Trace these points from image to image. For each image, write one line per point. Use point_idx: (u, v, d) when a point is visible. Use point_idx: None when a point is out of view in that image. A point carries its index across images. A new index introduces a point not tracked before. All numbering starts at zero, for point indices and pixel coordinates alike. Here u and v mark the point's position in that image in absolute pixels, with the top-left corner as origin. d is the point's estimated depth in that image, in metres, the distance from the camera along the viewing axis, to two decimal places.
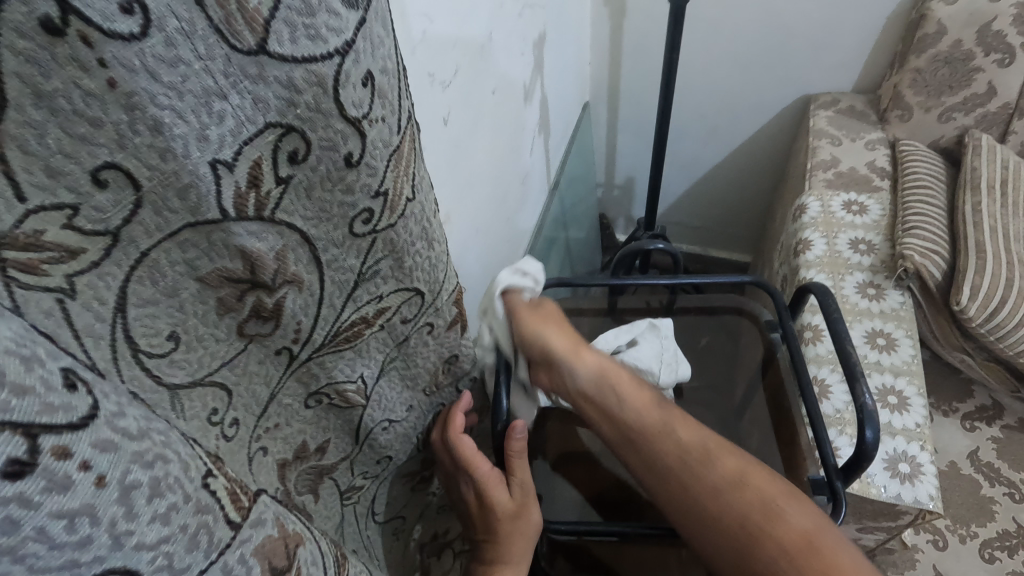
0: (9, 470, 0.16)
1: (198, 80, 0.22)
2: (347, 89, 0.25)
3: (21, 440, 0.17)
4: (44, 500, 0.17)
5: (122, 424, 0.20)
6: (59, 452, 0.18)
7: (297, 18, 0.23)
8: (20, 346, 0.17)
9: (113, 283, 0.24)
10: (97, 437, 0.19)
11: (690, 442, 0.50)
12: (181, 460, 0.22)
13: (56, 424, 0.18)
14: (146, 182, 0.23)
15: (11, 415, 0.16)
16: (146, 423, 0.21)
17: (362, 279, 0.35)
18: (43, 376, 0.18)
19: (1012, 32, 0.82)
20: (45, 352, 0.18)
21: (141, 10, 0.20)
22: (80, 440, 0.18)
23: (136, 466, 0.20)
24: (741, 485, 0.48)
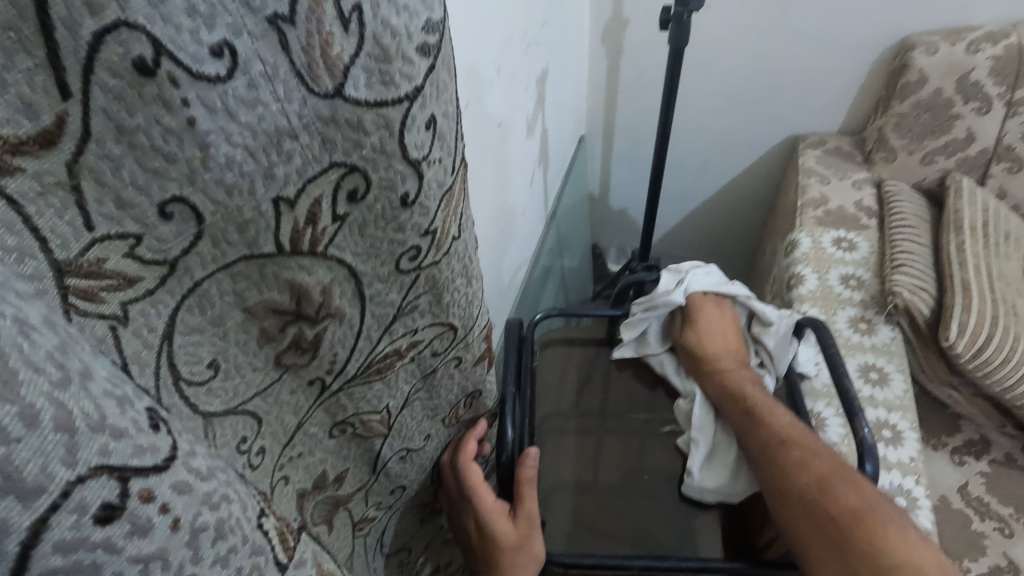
0: (101, 513, 0.16)
1: (273, 120, 0.22)
2: (413, 132, 0.25)
3: (114, 484, 0.16)
4: (126, 544, 0.16)
5: (195, 463, 0.19)
6: (144, 495, 0.17)
7: (375, 64, 0.23)
8: (114, 388, 0.17)
9: (163, 311, 0.25)
10: (177, 478, 0.18)
11: (784, 431, 0.60)
12: (241, 500, 0.21)
13: (144, 467, 0.17)
14: (209, 216, 0.24)
15: (109, 458, 0.16)
16: (212, 463, 0.20)
17: (401, 314, 0.35)
18: (134, 418, 0.17)
19: (988, 83, 0.87)
20: (133, 392, 0.18)
21: (230, 54, 0.20)
22: (163, 480, 0.18)
23: (206, 509, 0.19)
24: (814, 473, 0.54)
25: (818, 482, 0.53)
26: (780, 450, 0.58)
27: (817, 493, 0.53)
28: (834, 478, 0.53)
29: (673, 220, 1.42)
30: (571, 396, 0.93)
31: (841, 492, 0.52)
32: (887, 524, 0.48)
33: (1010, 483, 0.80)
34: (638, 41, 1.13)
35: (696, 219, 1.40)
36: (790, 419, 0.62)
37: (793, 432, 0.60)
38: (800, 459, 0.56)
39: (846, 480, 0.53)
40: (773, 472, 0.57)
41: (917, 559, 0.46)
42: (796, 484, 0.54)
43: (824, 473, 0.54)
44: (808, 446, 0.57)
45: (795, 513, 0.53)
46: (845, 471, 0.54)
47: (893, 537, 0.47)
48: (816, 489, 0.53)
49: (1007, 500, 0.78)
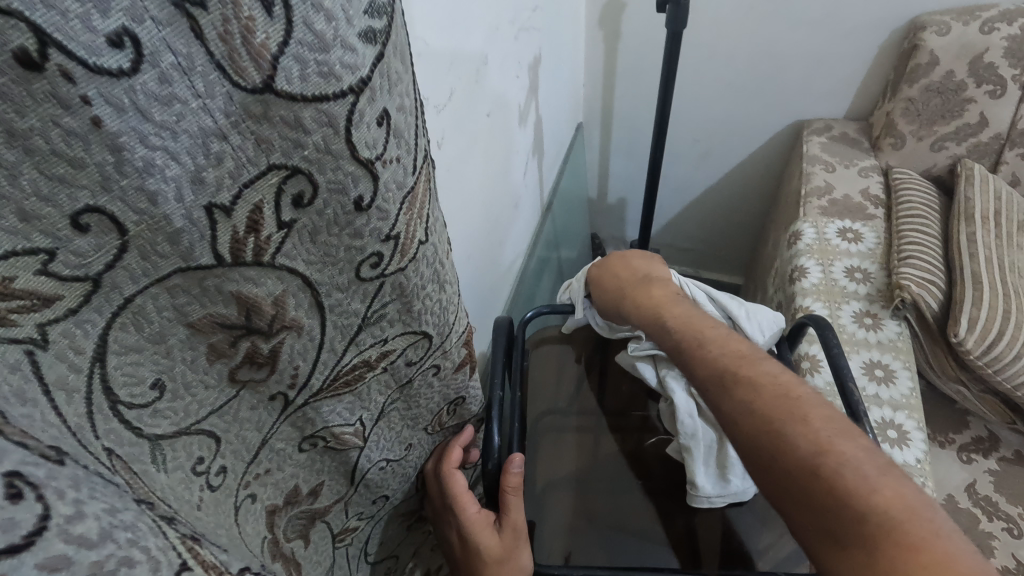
0: None
1: (195, 119, 0.19)
2: (362, 130, 0.23)
3: None
4: None
5: (77, 530, 0.18)
6: None
7: (309, 54, 0.19)
8: None
9: (92, 330, 0.22)
10: (45, 555, 0.17)
11: (734, 351, 0.49)
12: (151, 561, 0.20)
13: None
14: (133, 226, 0.21)
15: None
16: (110, 520, 0.19)
17: (367, 324, 0.32)
18: None
19: (1003, 64, 0.83)
20: None
21: (133, 44, 0.17)
22: (24, 563, 0.16)
23: None
24: (770, 395, 0.42)
25: (757, 424, 0.41)
26: (716, 387, 0.46)
27: (771, 420, 0.41)
28: (779, 412, 0.41)
29: (673, 209, 1.39)
30: (567, 392, 0.91)
31: (787, 432, 0.40)
32: (844, 465, 0.37)
33: (1020, 482, 0.77)
34: (636, 23, 1.08)
35: (698, 207, 1.36)
36: (726, 344, 0.50)
37: (732, 361, 0.47)
38: (738, 397, 0.44)
39: (789, 414, 0.41)
40: (718, 418, 0.45)
41: (882, 505, 0.34)
42: (740, 434, 0.42)
43: (780, 397, 0.42)
44: (742, 376, 0.45)
45: (752, 469, 0.41)
46: (794, 398, 0.42)
47: (852, 481, 0.36)
48: (770, 415, 0.41)
49: (1016, 500, 0.76)
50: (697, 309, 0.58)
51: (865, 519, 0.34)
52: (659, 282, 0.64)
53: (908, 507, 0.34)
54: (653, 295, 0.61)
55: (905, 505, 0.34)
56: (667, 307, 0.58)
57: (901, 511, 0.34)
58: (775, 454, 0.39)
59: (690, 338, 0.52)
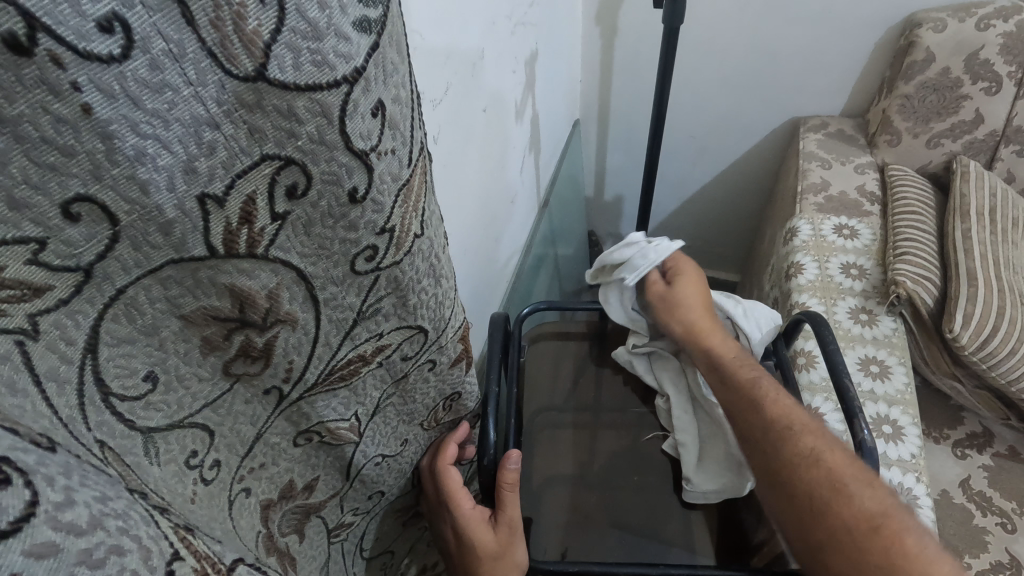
0: None
1: (187, 108, 0.19)
2: (356, 120, 0.22)
3: None
4: None
5: (66, 518, 0.18)
6: None
7: (303, 42, 0.19)
8: None
9: (84, 321, 0.22)
10: (34, 541, 0.17)
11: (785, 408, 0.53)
12: (142, 550, 0.20)
13: None
14: (125, 216, 0.21)
15: None
16: (101, 509, 0.19)
17: (362, 318, 0.32)
18: None
19: (999, 61, 0.83)
20: None
21: (123, 30, 0.17)
22: (11, 548, 0.16)
23: (82, 568, 0.18)
24: (829, 460, 0.48)
25: (826, 481, 0.46)
26: (782, 439, 0.50)
27: (832, 487, 0.46)
28: (843, 478, 0.46)
29: (670, 206, 1.39)
30: (564, 389, 0.91)
31: (856, 495, 0.45)
32: (906, 533, 0.43)
33: (1014, 477, 0.78)
34: (633, 20, 1.08)
35: (695, 204, 1.36)
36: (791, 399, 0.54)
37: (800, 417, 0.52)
38: (799, 457, 0.48)
39: (849, 481, 0.46)
40: (776, 467, 0.49)
41: (937, 574, 0.40)
42: (802, 487, 0.47)
43: (835, 463, 0.47)
44: (799, 435, 0.50)
45: (800, 518, 0.46)
46: (859, 467, 0.48)
47: (914, 549, 0.42)
48: (830, 483, 0.46)
49: (1010, 495, 0.76)
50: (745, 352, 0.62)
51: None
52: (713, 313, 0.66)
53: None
54: (711, 328, 0.63)
55: (957, 575, 0.41)
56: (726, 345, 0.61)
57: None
58: (836, 519, 0.44)
59: (752, 382, 0.56)
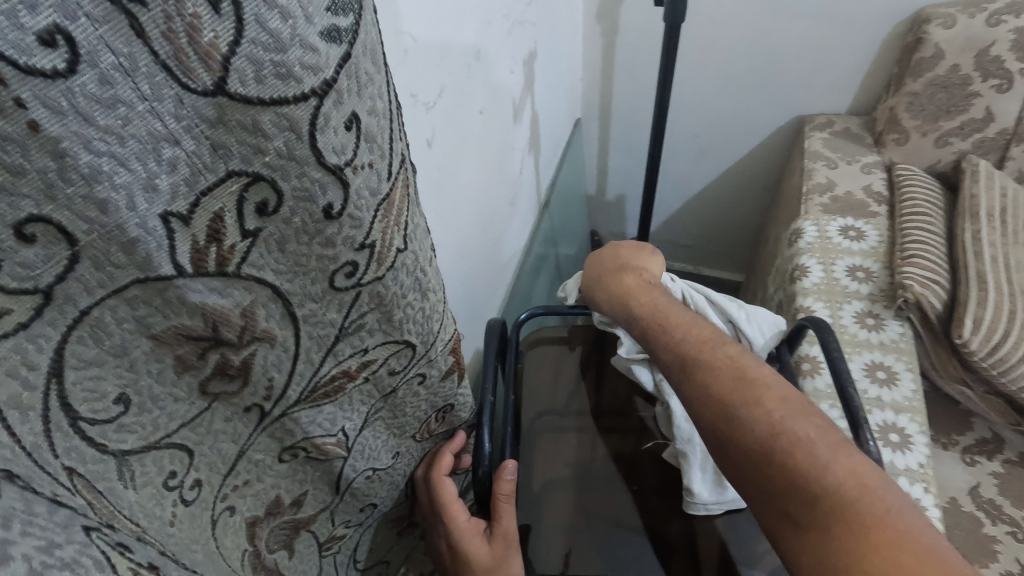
0: None
1: (143, 123, 0.18)
2: (327, 134, 0.21)
3: None
4: None
5: None
6: None
7: (264, 54, 0.18)
8: None
9: (46, 345, 0.21)
10: None
11: (684, 343, 0.50)
12: None
13: None
14: (83, 236, 0.20)
15: None
16: None
17: (344, 334, 0.31)
18: None
19: (1011, 58, 0.81)
20: None
21: (67, 43, 0.16)
22: None
23: None
24: (717, 393, 0.44)
25: (719, 412, 0.43)
26: (684, 382, 0.47)
27: (726, 423, 0.42)
28: (733, 400, 0.42)
29: (674, 206, 1.37)
30: (564, 393, 0.90)
31: (745, 419, 0.41)
32: (798, 447, 0.38)
33: None
34: (634, 17, 1.07)
35: (699, 204, 1.34)
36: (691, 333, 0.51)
37: (698, 351, 0.48)
38: (699, 394, 0.45)
39: (746, 402, 0.42)
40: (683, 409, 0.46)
41: (834, 485, 0.36)
42: (705, 427, 0.44)
43: (724, 392, 0.43)
44: (698, 369, 0.47)
45: (718, 460, 0.43)
46: (757, 384, 0.43)
47: (806, 464, 0.37)
48: (722, 420, 0.42)
49: (1020, 504, 0.74)
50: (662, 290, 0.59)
51: (819, 503, 0.36)
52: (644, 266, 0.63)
53: (859, 483, 0.36)
54: (618, 281, 0.61)
55: (856, 481, 0.36)
56: (635, 295, 0.59)
57: (852, 487, 0.36)
58: (735, 452, 0.41)
59: (657, 325, 0.54)
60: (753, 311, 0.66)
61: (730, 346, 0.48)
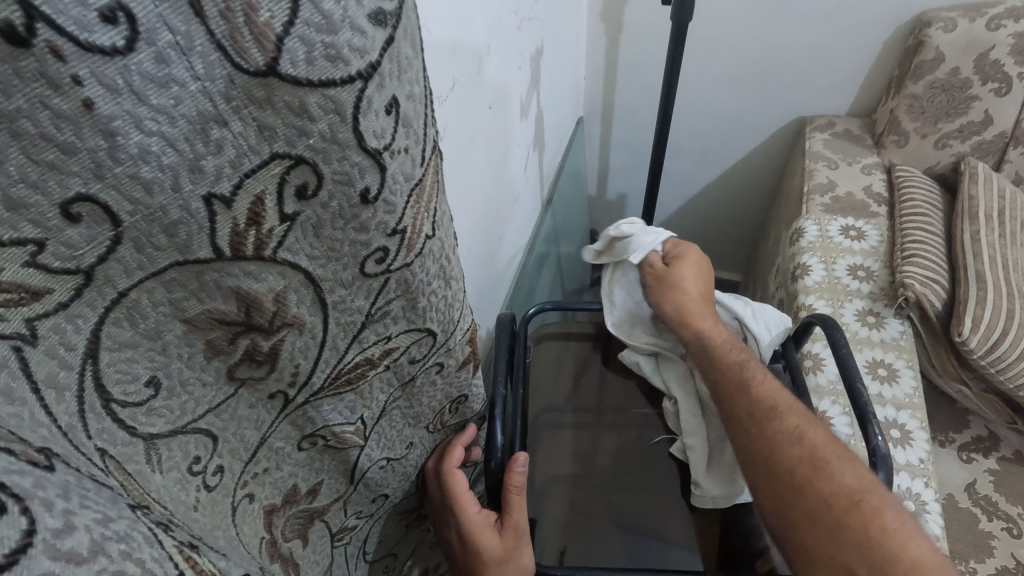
0: None
1: (194, 103, 0.18)
2: (369, 118, 0.21)
3: None
4: None
5: (65, 546, 0.18)
6: None
7: (317, 35, 0.18)
8: None
9: (83, 326, 0.21)
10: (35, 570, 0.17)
11: (771, 387, 0.55)
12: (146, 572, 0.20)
13: None
14: (127, 217, 0.20)
15: None
16: (101, 532, 0.19)
17: (370, 321, 0.31)
18: None
19: (1010, 62, 0.82)
20: None
21: (127, 20, 0.16)
22: None
23: None
24: (808, 441, 0.49)
25: (811, 459, 0.48)
26: (765, 415, 0.52)
27: (814, 471, 0.47)
28: (827, 454, 0.48)
29: (674, 205, 1.38)
30: (567, 387, 0.90)
31: (838, 473, 0.46)
32: (884, 511, 0.44)
33: (1020, 481, 0.77)
34: (638, 16, 1.07)
35: (699, 203, 1.35)
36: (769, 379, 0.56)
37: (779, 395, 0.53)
38: (787, 436, 0.50)
39: (837, 459, 0.47)
40: (762, 445, 0.50)
41: (913, 548, 0.42)
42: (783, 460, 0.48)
43: (813, 444, 0.49)
44: (789, 413, 0.51)
45: (779, 494, 0.47)
46: (841, 448, 0.49)
47: (891, 525, 0.43)
48: (811, 467, 0.47)
49: (1016, 500, 0.76)
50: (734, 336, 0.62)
51: (893, 560, 0.41)
52: None
53: (932, 557, 0.42)
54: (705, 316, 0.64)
55: (929, 553, 0.42)
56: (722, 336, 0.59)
57: (926, 556, 0.41)
58: (816, 497, 0.45)
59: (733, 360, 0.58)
60: (759, 308, 0.67)
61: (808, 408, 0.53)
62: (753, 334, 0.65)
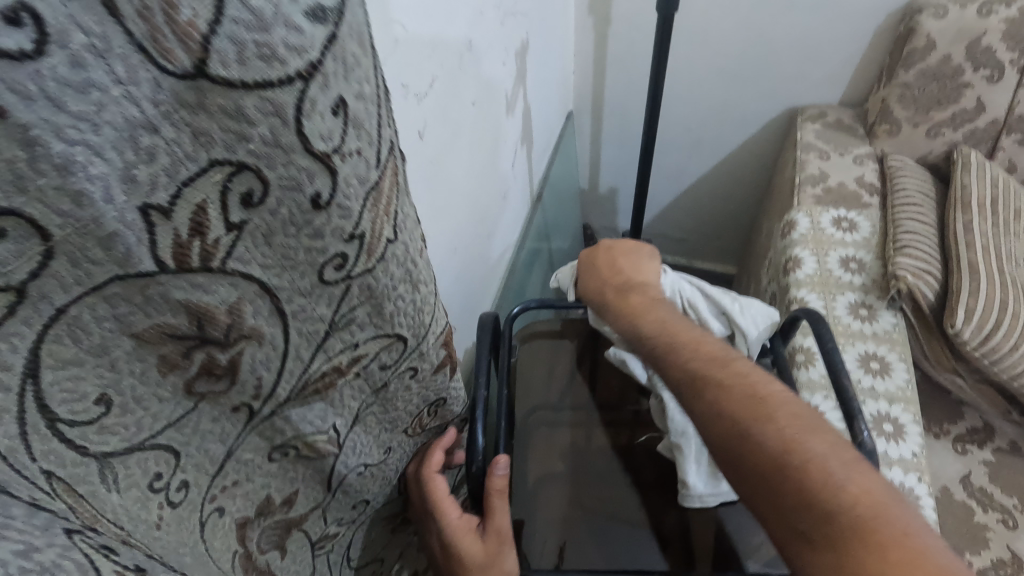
0: None
1: (118, 109, 0.17)
2: (314, 120, 0.20)
3: None
4: None
5: None
6: None
7: (247, 34, 0.17)
8: None
9: (19, 345, 0.20)
10: None
11: (690, 358, 0.49)
12: None
13: None
14: (58, 230, 0.18)
15: None
16: None
17: (335, 329, 0.30)
18: None
19: (1000, 48, 0.81)
20: None
21: (34, 22, 0.14)
22: None
23: None
24: (722, 411, 0.43)
25: (730, 430, 0.42)
26: (691, 394, 0.47)
27: (738, 443, 0.41)
28: (746, 416, 0.42)
29: (666, 198, 1.37)
30: (557, 385, 0.89)
31: (759, 437, 0.40)
32: (811, 466, 0.38)
33: (1015, 472, 0.77)
34: (625, 8, 1.06)
35: (691, 196, 1.34)
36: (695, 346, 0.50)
37: (705, 364, 0.48)
38: (708, 407, 0.44)
39: (758, 417, 0.41)
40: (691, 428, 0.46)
41: (848, 501, 0.36)
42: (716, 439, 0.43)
43: (729, 412, 0.43)
44: (710, 381, 0.46)
45: (730, 472, 0.42)
46: (764, 400, 0.43)
47: (822, 479, 0.37)
48: (732, 440, 0.41)
49: (1011, 491, 0.75)
50: (670, 309, 0.58)
51: (835, 522, 0.35)
52: (637, 287, 0.63)
53: (874, 501, 0.36)
54: (627, 302, 0.61)
55: (869, 499, 0.36)
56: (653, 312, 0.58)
57: (865, 505, 0.35)
58: (748, 468, 0.40)
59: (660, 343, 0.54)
60: (747, 302, 0.66)
61: (737, 361, 0.48)
62: (742, 329, 0.64)
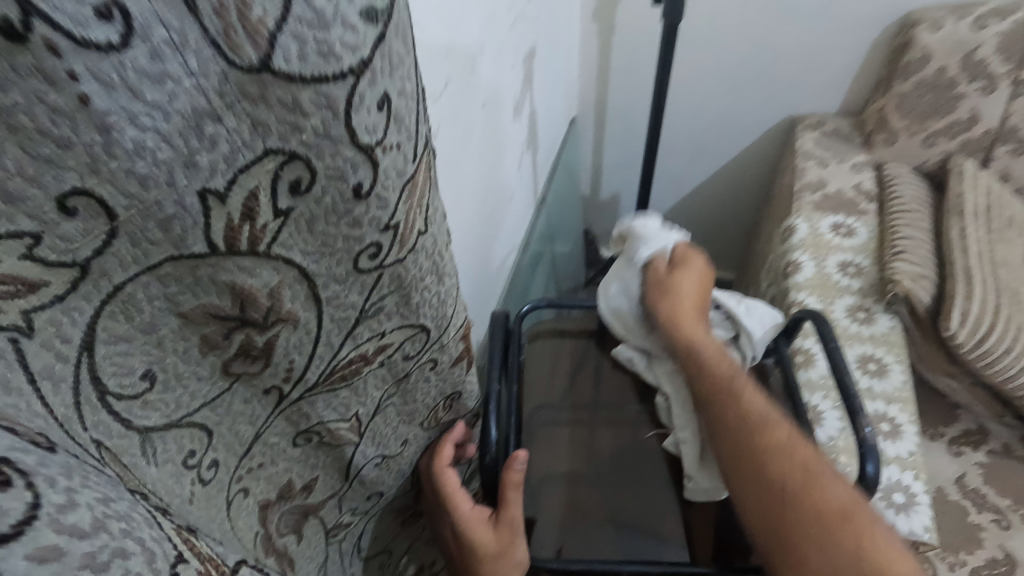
0: None
1: (188, 99, 0.19)
2: (361, 113, 0.22)
3: None
4: None
5: (70, 520, 0.17)
6: None
7: (309, 31, 0.19)
8: None
9: (79, 319, 0.22)
10: (38, 545, 0.16)
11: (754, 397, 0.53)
12: (145, 552, 0.19)
13: None
14: (123, 211, 0.20)
15: None
16: (103, 510, 0.19)
17: (365, 316, 0.31)
18: None
19: (995, 61, 0.84)
20: None
21: (123, 17, 0.16)
22: (14, 553, 0.16)
23: (87, 572, 0.17)
24: (798, 455, 0.49)
25: (804, 473, 0.47)
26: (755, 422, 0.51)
27: (808, 486, 0.47)
28: (815, 465, 0.48)
29: (666, 204, 1.39)
30: (561, 385, 0.91)
31: (829, 487, 0.47)
32: (869, 522, 0.45)
33: (1008, 473, 0.78)
34: (630, 17, 1.08)
35: (692, 202, 1.36)
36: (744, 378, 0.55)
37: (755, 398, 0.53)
38: (779, 447, 0.49)
39: (825, 470, 0.48)
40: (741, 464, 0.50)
41: (898, 559, 0.44)
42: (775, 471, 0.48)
43: (802, 457, 0.49)
44: (777, 425, 0.51)
45: (773, 506, 0.47)
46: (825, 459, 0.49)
47: (876, 536, 0.45)
48: (804, 481, 0.47)
49: (1005, 492, 0.77)
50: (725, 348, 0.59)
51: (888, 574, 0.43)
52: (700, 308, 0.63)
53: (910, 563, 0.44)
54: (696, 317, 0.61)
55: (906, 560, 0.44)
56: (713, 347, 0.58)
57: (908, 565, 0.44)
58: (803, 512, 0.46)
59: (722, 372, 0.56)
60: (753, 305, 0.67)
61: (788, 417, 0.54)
62: (747, 332, 0.66)
